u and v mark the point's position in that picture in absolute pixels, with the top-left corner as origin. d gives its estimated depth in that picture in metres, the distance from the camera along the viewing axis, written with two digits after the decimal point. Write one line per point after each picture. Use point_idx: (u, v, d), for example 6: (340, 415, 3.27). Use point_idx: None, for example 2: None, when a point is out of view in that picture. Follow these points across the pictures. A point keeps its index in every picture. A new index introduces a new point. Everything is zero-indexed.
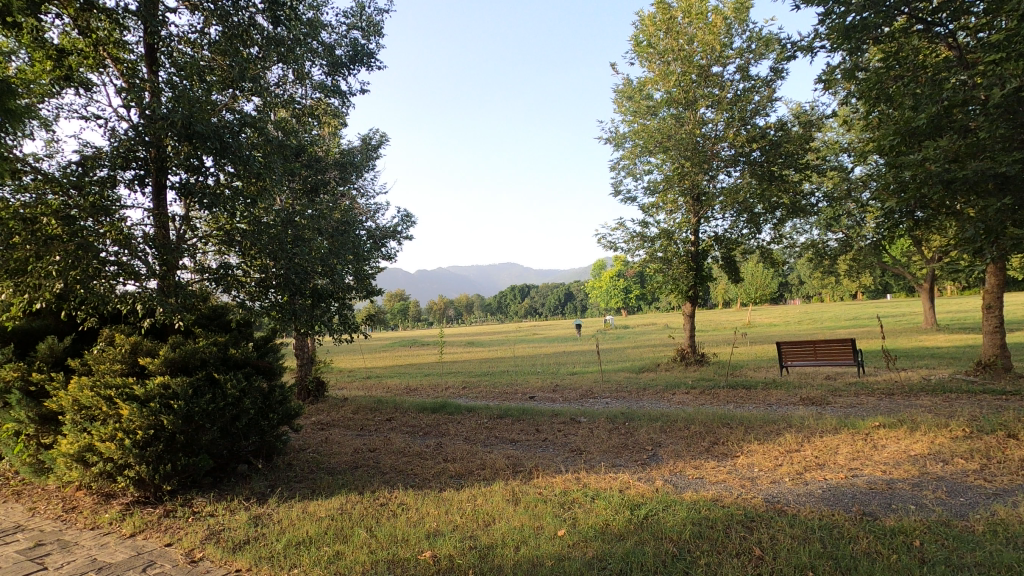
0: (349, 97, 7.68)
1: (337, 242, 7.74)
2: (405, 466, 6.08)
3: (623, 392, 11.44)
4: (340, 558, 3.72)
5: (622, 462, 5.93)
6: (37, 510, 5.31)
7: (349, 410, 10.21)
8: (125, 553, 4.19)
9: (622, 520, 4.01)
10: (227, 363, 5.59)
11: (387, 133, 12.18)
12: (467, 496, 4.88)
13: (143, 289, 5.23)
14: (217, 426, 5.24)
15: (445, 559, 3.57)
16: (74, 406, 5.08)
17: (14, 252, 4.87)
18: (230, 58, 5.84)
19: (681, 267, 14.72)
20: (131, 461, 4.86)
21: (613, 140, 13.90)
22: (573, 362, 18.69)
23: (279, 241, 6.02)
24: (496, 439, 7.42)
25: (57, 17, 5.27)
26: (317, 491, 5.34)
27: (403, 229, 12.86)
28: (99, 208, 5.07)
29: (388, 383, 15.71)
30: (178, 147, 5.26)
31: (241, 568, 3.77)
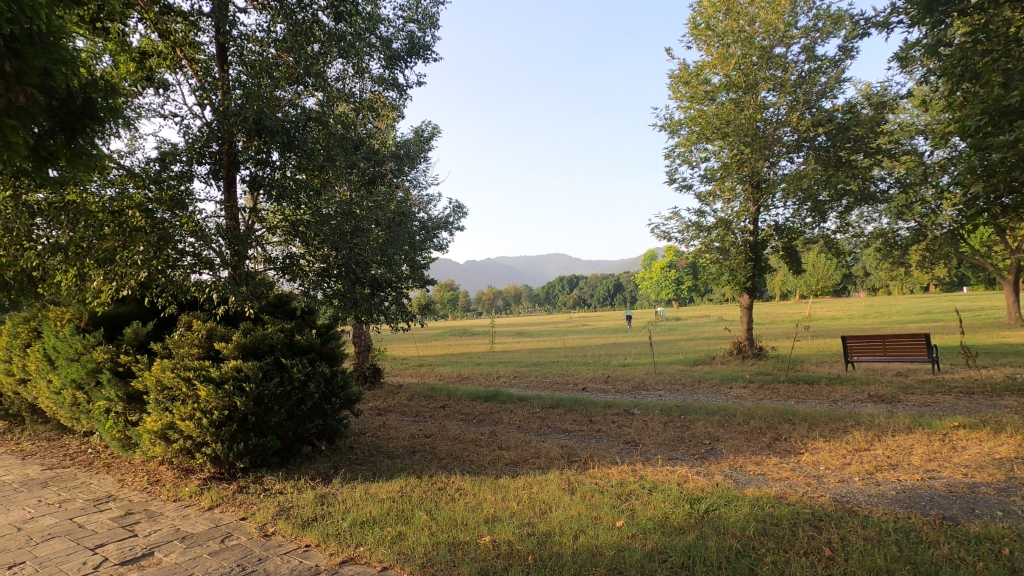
0: (406, 89, 7.77)
1: (393, 234, 7.92)
2: (461, 453, 6.20)
3: (678, 384, 11.28)
4: (402, 538, 3.85)
5: (678, 455, 5.85)
6: (126, 482, 5.76)
7: (405, 396, 10.51)
8: (205, 524, 4.48)
9: (682, 513, 3.96)
10: (293, 349, 5.85)
11: (438, 125, 12.32)
12: (523, 484, 4.93)
13: (216, 278, 5.52)
14: (284, 409, 5.49)
15: (504, 544, 3.63)
16: (156, 386, 5.45)
17: (105, 243, 5.28)
18: (296, 55, 6.03)
19: (739, 258, 14.32)
20: (208, 439, 5.17)
21: (668, 127, 13.53)
22: (624, 354, 18.45)
23: (340, 231, 6.24)
24: (549, 429, 7.45)
25: (139, 21, 5.58)
26: (378, 474, 5.52)
27: (454, 221, 13.03)
28: (178, 202, 5.40)
29: (442, 370, 16.08)
30: (248, 142, 5.54)
31: (310, 543, 3.96)
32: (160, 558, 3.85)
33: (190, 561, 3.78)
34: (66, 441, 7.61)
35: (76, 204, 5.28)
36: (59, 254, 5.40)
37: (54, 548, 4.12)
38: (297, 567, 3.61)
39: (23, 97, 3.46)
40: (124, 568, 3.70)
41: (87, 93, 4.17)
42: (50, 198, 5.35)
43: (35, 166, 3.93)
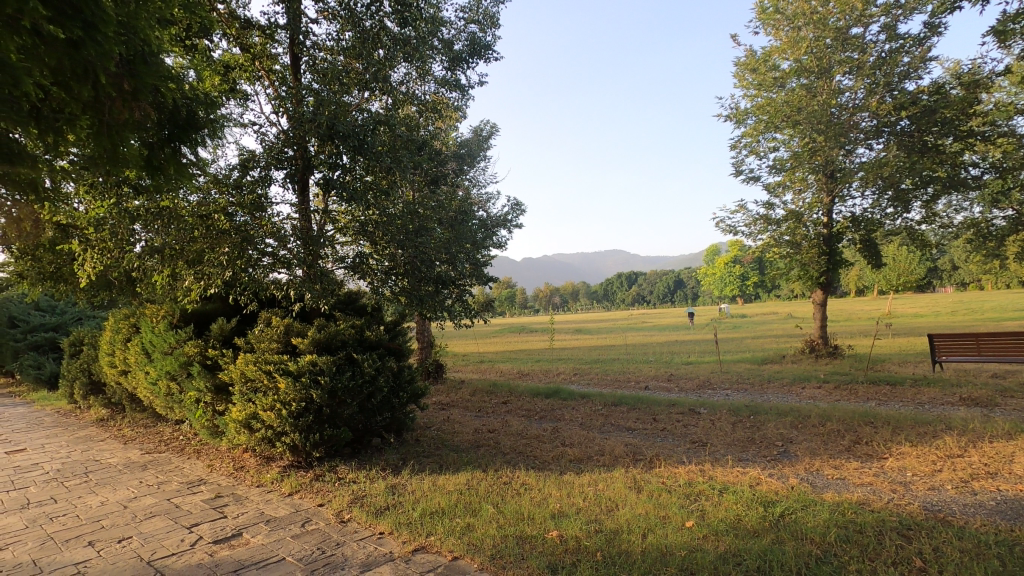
0: (468, 90, 7.89)
1: (455, 233, 8.06)
2: (525, 449, 6.25)
3: (746, 383, 10.89)
4: (471, 530, 3.94)
5: (749, 456, 5.66)
6: (214, 467, 6.20)
7: (467, 392, 10.72)
8: (286, 509, 4.75)
9: (756, 516, 3.83)
10: (363, 344, 6.10)
11: (497, 123, 12.44)
12: (589, 481, 4.92)
13: (292, 277, 5.84)
14: (356, 402, 5.73)
15: (572, 540, 3.65)
16: (241, 378, 5.81)
17: (194, 245, 5.69)
18: (364, 61, 6.28)
19: (811, 252, 13.65)
20: (287, 429, 5.45)
21: (734, 116, 13.04)
22: (686, 352, 18.01)
23: (406, 230, 6.42)
24: (612, 426, 7.39)
25: (222, 37, 5.95)
26: (445, 466, 5.67)
27: (513, 218, 13.13)
28: (257, 205, 5.74)
29: (502, 367, 16.27)
30: (321, 147, 5.81)
31: (384, 531, 4.12)
32: (248, 538, 4.12)
33: (275, 542, 4.03)
34: (161, 429, 8.29)
35: (169, 210, 5.71)
36: (155, 256, 5.87)
37: (155, 525, 4.49)
38: (372, 553, 3.76)
39: (141, 112, 3.81)
40: (217, 546, 3.99)
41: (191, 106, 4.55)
42: (146, 204, 5.82)
43: (150, 174, 4.40)
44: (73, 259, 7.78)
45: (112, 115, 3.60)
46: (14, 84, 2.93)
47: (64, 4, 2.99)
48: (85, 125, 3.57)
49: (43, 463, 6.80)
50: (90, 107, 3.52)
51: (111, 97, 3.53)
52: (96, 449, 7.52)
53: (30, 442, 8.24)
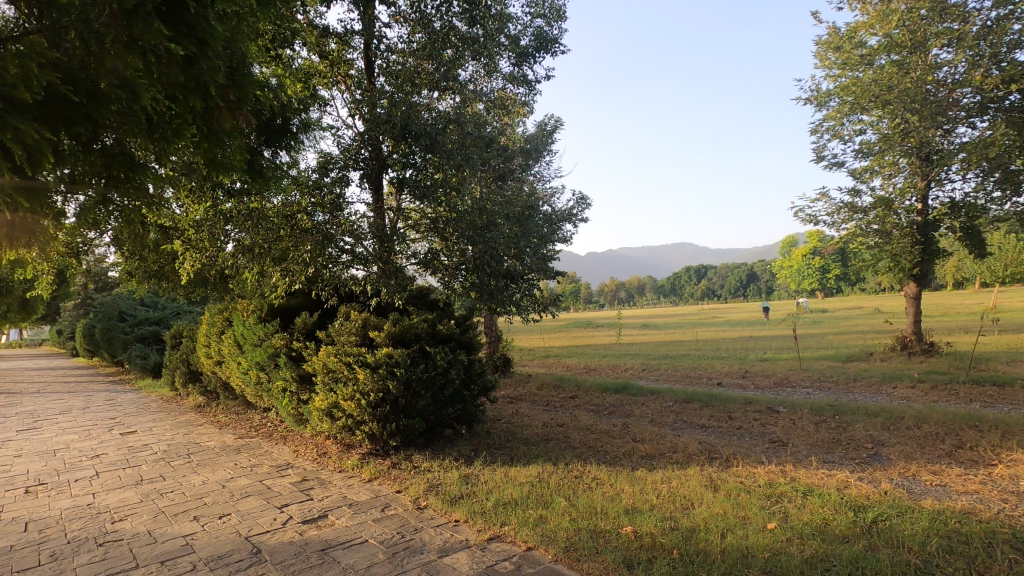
0: (535, 85, 7.89)
1: (523, 228, 8.11)
2: (595, 443, 6.22)
3: (828, 382, 10.27)
4: (544, 521, 3.98)
5: (835, 458, 5.37)
6: (299, 453, 6.60)
7: (534, 386, 10.79)
8: (367, 494, 4.99)
9: (845, 521, 3.63)
10: (436, 338, 6.28)
11: (561, 117, 12.34)
12: (662, 478, 4.83)
13: (369, 273, 6.11)
14: (429, 394, 5.91)
15: (647, 536, 3.60)
16: (323, 369, 6.12)
17: (279, 244, 6.04)
18: (434, 61, 6.44)
19: (903, 241, 12.65)
20: (366, 418, 5.69)
21: (815, 99, 12.28)
22: (762, 348, 17.26)
23: (475, 226, 6.42)
24: (684, 423, 7.21)
25: (302, 46, 6.28)
26: (516, 458, 5.74)
27: (578, 212, 13.05)
28: (335, 205, 6.02)
29: (568, 361, 16.24)
30: (395, 147, 6.03)
31: (459, 519, 4.24)
32: (333, 520, 4.37)
33: (358, 525, 4.24)
34: (251, 415, 8.92)
35: (257, 212, 6.08)
36: (245, 254, 6.29)
37: (250, 504, 4.85)
38: (449, 539, 3.88)
39: (240, 119, 4.12)
40: (306, 526, 4.25)
41: (279, 112, 5.05)
42: (236, 207, 6.25)
43: (251, 178, 4.77)
44: (176, 258, 8.51)
45: (218, 123, 3.92)
46: (133, 99, 3.22)
47: (181, 24, 3.25)
48: (194, 134, 3.89)
49: (152, 444, 7.49)
50: (200, 117, 3.82)
51: (217, 107, 3.83)
52: (196, 432, 8.20)
53: (140, 424, 9.11)
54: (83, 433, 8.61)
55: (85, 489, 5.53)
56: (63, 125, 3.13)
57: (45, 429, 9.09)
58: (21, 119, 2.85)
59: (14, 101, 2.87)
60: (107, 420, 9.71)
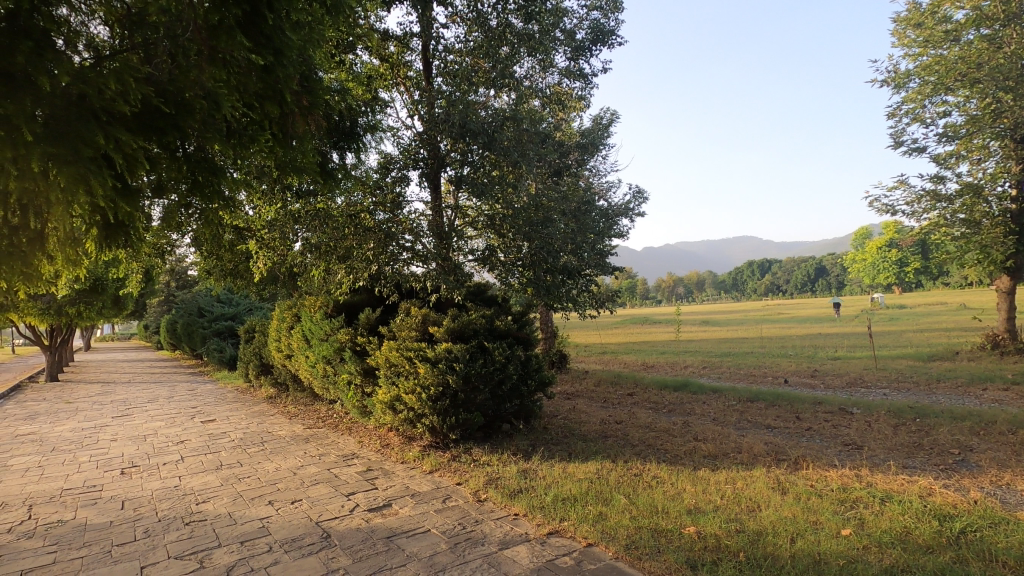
0: (592, 79, 7.79)
1: (579, 224, 8.05)
2: (655, 442, 6.11)
3: (907, 382, 9.64)
4: (604, 518, 3.95)
5: (915, 463, 5.04)
6: (364, 444, 6.85)
7: (591, 382, 10.73)
8: (428, 485, 5.13)
9: (929, 530, 3.41)
10: (494, 334, 6.35)
11: (617, 110, 12.13)
12: (726, 479, 4.68)
13: (428, 269, 6.27)
14: (488, 388, 5.99)
15: (711, 538, 3.51)
16: (386, 363, 6.32)
17: (344, 242, 6.28)
18: (491, 59, 6.50)
19: (994, 231, 11.66)
20: (427, 412, 5.83)
21: (892, 81, 11.50)
22: (833, 346, 16.40)
23: (531, 222, 6.42)
24: (749, 423, 6.96)
25: (363, 51, 6.49)
26: (574, 455, 5.73)
27: (635, 206, 12.82)
28: (395, 204, 6.23)
29: (625, 358, 16.01)
30: (454, 145, 6.14)
31: (518, 512, 4.28)
32: (397, 509, 4.51)
33: (421, 515, 4.37)
34: (318, 407, 9.35)
35: (323, 212, 6.35)
36: (312, 252, 6.56)
37: (320, 491, 5.08)
38: (509, 532, 3.93)
39: (310, 124, 4.29)
40: (371, 514, 4.41)
41: (343, 115, 5.24)
42: (304, 207, 6.53)
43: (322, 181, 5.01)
44: (249, 258, 9.01)
45: (293, 129, 4.13)
46: (215, 109, 3.43)
47: (260, 34, 3.45)
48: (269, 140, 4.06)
49: (229, 432, 8.00)
50: (277, 124, 4.02)
51: (292, 113, 4.04)
52: (268, 422, 8.68)
53: (219, 413, 9.73)
54: (169, 420, 9.29)
55: (173, 472, 5.97)
56: (155, 135, 3.38)
57: (136, 416, 9.88)
58: (119, 130, 3.09)
59: (114, 114, 3.13)
60: (190, 409, 10.43)
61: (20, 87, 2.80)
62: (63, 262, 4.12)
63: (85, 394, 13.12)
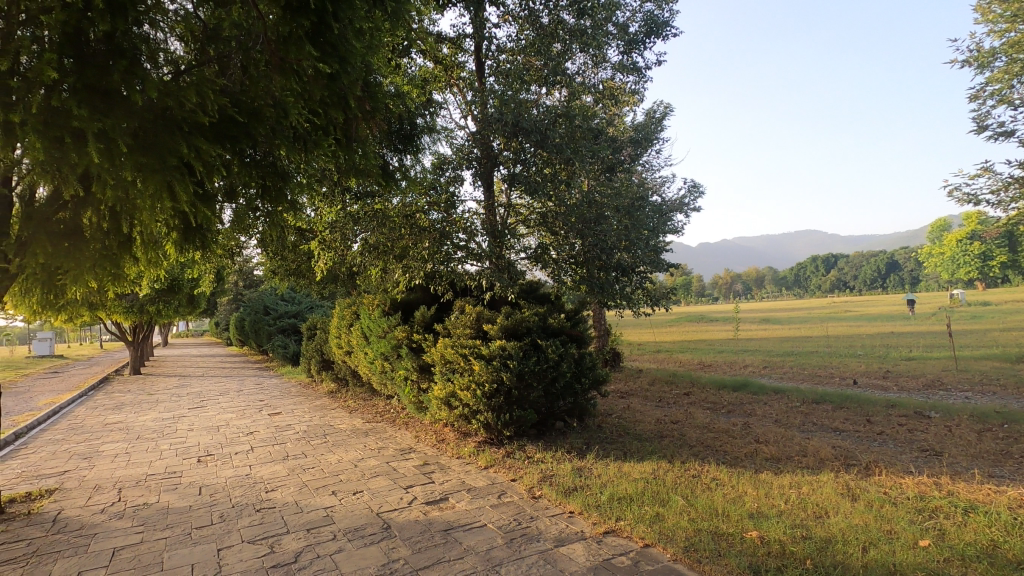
0: (646, 72, 7.64)
1: (633, 220, 7.92)
2: (714, 442, 5.94)
3: (993, 385, 8.95)
4: (661, 519, 3.89)
5: (1004, 472, 4.67)
6: (420, 438, 7.02)
7: (646, 380, 10.56)
8: (483, 480, 5.20)
9: (1020, 545, 3.16)
10: (547, 331, 6.35)
11: (671, 103, 11.84)
12: (790, 482, 4.51)
13: (482, 267, 6.35)
14: (542, 385, 6.00)
15: (775, 543, 3.39)
16: (441, 360, 6.45)
17: (400, 242, 6.45)
18: (543, 57, 6.49)
19: None
20: (482, 408, 5.91)
21: (975, 60, 10.67)
22: (906, 346, 15.44)
23: (584, 219, 6.37)
24: (814, 426, 6.67)
25: (418, 55, 6.63)
26: (629, 454, 5.65)
27: (690, 201, 12.50)
28: (450, 204, 6.31)
29: (680, 357, 15.65)
30: (507, 143, 6.20)
31: (574, 510, 4.28)
32: (454, 503, 4.60)
33: (477, 509, 4.43)
34: (376, 402, 9.65)
35: (380, 213, 6.54)
36: (370, 252, 6.76)
37: (379, 483, 5.25)
38: (565, 529, 3.93)
39: (370, 127, 4.43)
40: (429, 507, 4.52)
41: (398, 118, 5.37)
42: (362, 209, 6.75)
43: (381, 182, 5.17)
44: (311, 258, 9.40)
45: (357, 133, 4.30)
46: (284, 116, 3.62)
47: (326, 43, 3.59)
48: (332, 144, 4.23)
49: (294, 425, 8.38)
50: (341, 129, 4.18)
51: (355, 118, 4.19)
52: (330, 415, 9.04)
53: (284, 406, 10.21)
54: (240, 412, 9.84)
55: (244, 461, 6.32)
56: (230, 142, 3.61)
57: (210, 407, 10.52)
58: (200, 139, 3.32)
59: (193, 125, 3.36)
60: (257, 402, 11.00)
61: (114, 102, 3.06)
62: (146, 262, 4.43)
63: (165, 387, 14.08)
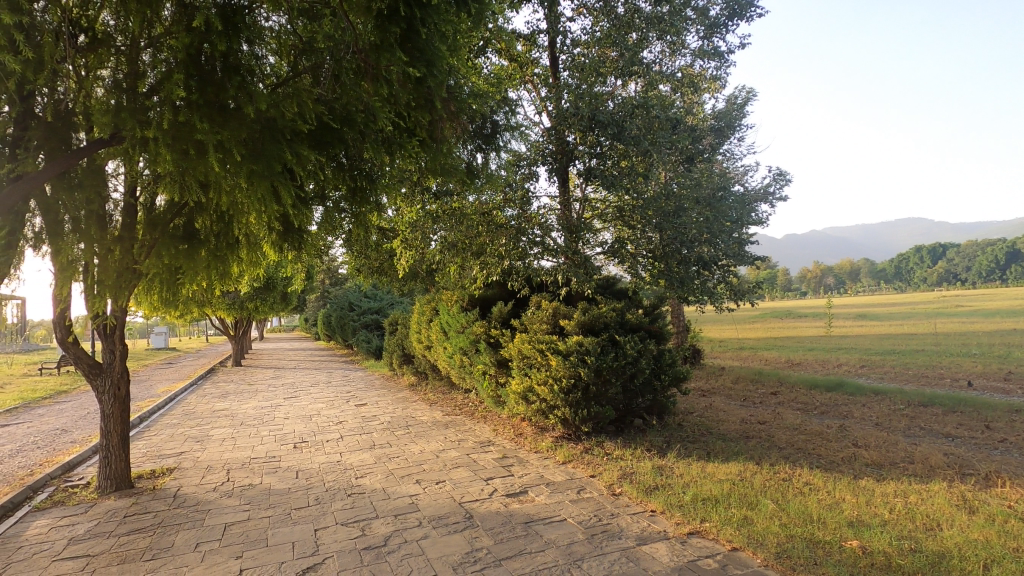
0: (728, 57, 7.29)
1: (714, 211, 7.62)
2: (806, 445, 5.61)
3: None
4: (749, 523, 3.73)
5: None
6: (498, 432, 7.15)
7: (729, 379, 10.14)
8: (562, 475, 5.21)
9: None
10: (625, 327, 6.26)
11: (754, 87, 11.25)
12: (895, 491, 4.17)
13: (557, 263, 6.36)
14: (620, 382, 5.91)
15: (880, 554, 3.16)
16: (519, 355, 6.52)
17: (478, 239, 6.54)
18: (619, 48, 6.37)
19: None
20: (559, 404, 5.93)
21: None
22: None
23: (663, 212, 6.20)
24: (922, 431, 6.12)
25: (493, 54, 6.71)
26: (712, 455, 5.46)
27: (776, 190, 11.84)
28: (524, 201, 6.33)
29: (766, 354, 14.88)
30: (584, 137, 6.16)
31: (655, 509, 4.19)
32: (534, 496, 4.66)
33: (557, 504, 4.46)
34: (455, 395, 9.91)
35: (458, 211, 6.68)
36: (449, 250, 6.94)
37: (461, 474, 5.40)
38: (647, 528, 3.87)
39: (449, 129, 4.53)
40: (509, 499, 4.60)
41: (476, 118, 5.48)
42: (440, 208, 6.93)
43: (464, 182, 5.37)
44: (392, 256, 9.80)
45: (441, 134, 4.41)
46: (372, 121, 3.80)
47: (414, 48, 3.70)
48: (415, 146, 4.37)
49: (379, 416, 8.79)
50: (426, 129, 4.32)
51: (441, 119, 4.32)
52: (412, 407, 9.40)
53: (369, 398, 10.74)
54: (329, 402, 10.45)
55: (335, 449, 6.72)
56: (326, 149, 3.90)
57: (303, 397, 11.25)
58: (300, 146, 3.57)
59: (293, 133, 3.59)
60: (345, 394, 11.62)
61: (228, 116, 3.35)
62: (247, 263, 4.80)
63: (262, 378, 15.21)
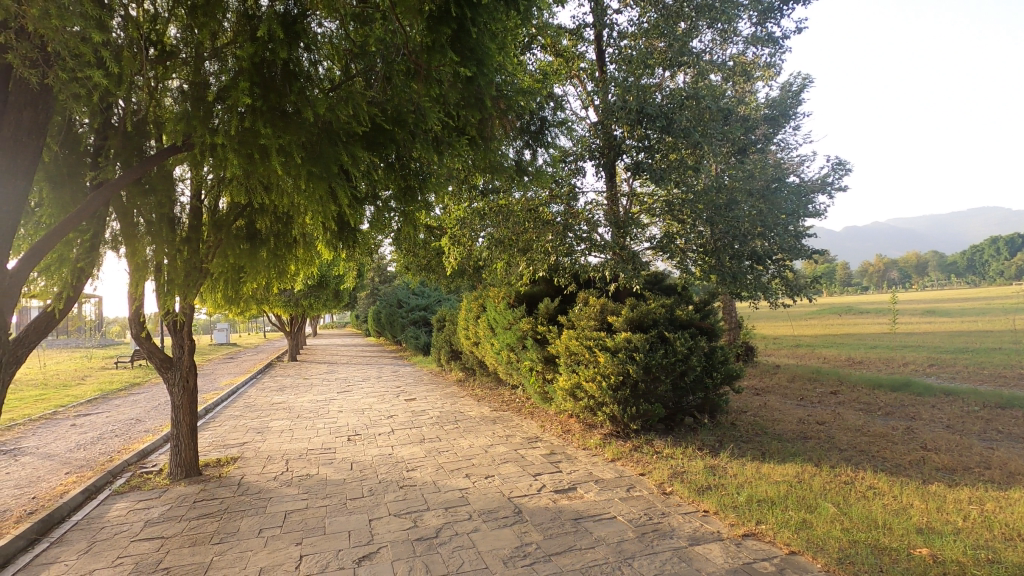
0: (784, 43, 7.00)
1: (768, 204, 7.38)
2: (869, 447, 5.35)
3: None
4: (808, 526, 3.60)
5: None
6: (546, 429, 7.15)
7: (784, 377, 9.78)
8: (611, 473, 5.17)
9: None
10: (675, 324, 6.15)
11: (811, 72, 10.77)
12: (970, 498, 3.92)
13: (604, 258, 6.19)
14: (670, 379, 5.79)
15: (952, 564, 2.99)
16: (567, 351, 6.50)
17: (524, 235, 6.56)
18: (667, 38, 6.24)
19: None
20: (608, 400, 5.89)
21: None
22: None
23: (714, 206, 6.05)
24: (999, 434, 5.72)
25: (539, 50, 6.70)
26: (768, 455, 5.28)
27: (835, 180, 11.31)
28: (571, 196, 6.39)
29: (825, 352, 14.26)
30: (631, 131, 6.08)
31: (708, 509, 4.10)
32: (582, 493, 4.64)
33: (606, 501, 4.42)
34: (502, 391, 9.99)
35: (505, 208, 6.78)
36: (496, 246, 7.00)
37: (509, 469, 5.45)
38: (700, 529, 3.79)
39: (496, 126, 4.57)
40: (558, 495, 4.60)
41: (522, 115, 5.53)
42: (486, 205, 6.99)
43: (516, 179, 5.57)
44: (440, 254, 9.95)
45: (489, 132, 4.54)
46: (422, 121, 3.88)
47: (465, 49, 3.74)
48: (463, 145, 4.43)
49: (428, 410, 8.96)
50: (476, 129, 4.43)
51: (490, 118, 4.47)
52: (460, 403, 9.53)
53: (418, 393, 10.96)
54: (380, 397, 10.73)
55: (387, 442, 6.91)
56: (379, 150, 4.01)
57: (355, 392, 11.60)
58: (355, 147, 3.67)
59: (348, 134, 3.71)
60: (395, 388, 11.91)
61: (289, 120, 3.48)
62: (303, 261, 4.98)
63: (317, 372, 15.79)
